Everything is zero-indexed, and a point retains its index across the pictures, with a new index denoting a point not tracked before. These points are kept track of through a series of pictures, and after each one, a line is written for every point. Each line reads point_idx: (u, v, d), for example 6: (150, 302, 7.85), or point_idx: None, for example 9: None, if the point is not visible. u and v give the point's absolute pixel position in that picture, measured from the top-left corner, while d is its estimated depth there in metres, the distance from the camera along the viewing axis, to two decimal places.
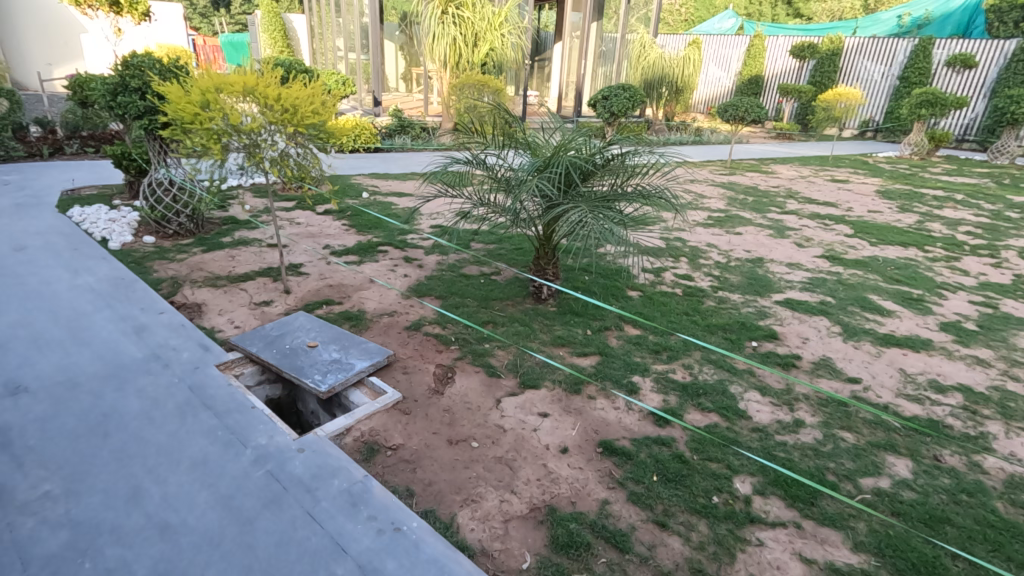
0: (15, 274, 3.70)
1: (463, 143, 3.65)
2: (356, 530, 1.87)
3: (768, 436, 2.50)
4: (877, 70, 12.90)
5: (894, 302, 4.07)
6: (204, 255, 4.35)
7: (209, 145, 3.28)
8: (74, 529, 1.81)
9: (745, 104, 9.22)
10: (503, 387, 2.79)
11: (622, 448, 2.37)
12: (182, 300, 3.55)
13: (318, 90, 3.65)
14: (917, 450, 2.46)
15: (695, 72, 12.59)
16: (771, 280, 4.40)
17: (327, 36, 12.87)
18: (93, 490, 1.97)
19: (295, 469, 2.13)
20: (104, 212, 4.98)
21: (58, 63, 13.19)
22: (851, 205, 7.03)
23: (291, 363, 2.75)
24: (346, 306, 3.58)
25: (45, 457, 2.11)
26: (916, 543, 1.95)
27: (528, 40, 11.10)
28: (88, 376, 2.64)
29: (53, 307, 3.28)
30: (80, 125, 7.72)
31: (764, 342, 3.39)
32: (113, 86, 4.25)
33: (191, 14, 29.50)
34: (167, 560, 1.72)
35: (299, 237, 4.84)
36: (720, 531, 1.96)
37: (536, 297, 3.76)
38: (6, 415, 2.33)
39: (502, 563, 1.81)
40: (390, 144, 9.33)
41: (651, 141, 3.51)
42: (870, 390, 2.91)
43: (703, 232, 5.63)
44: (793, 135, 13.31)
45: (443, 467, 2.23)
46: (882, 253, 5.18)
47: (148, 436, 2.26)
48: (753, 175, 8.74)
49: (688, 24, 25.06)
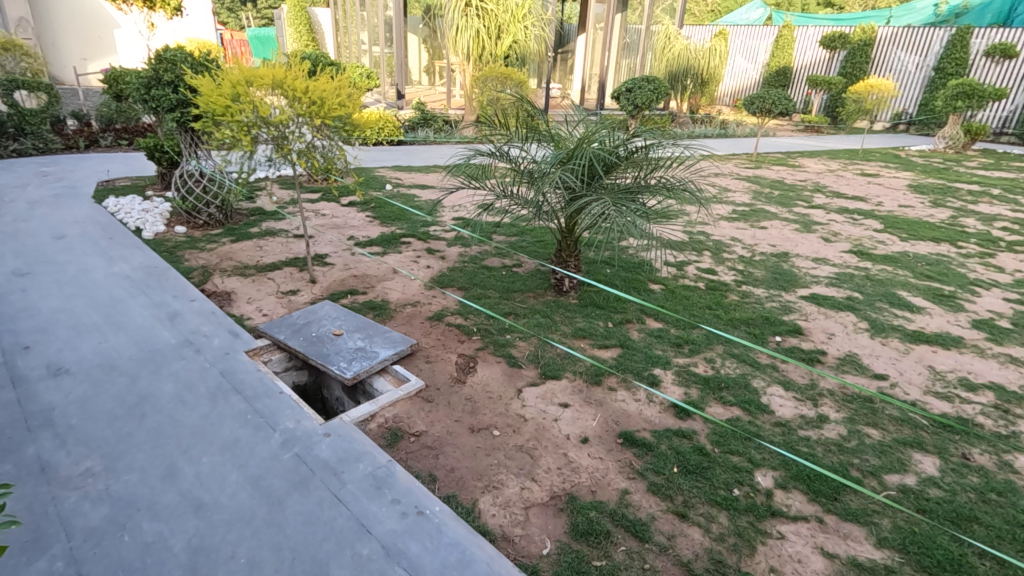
0: (55, 262, 3.84)
1: (486, 136, 3.65)
2: (381, 512, 1.92)
3: (791, 430, 2.48)
4: (911, 61, 12.54)
5: (924, 299, 3.97)
6: (233, 245, 4.45)
7: (240, 137, 3.37)
8: (113, 505, 1.89)
9: (773, 96, 9.02)
10: (524, 377, 2.81)
11: (642, 439, 2.38)
12: (212, 288, 3.65)
13: (345, 82, 3.68)
14: (944, 448, 2.42)
15: (721, 63, 12.40)
16: (796, 275, 4.34)
17: (352, 29, 12.94)
18: (131, 468, 2.06)
19: (322, 453, 2.19)
20: (137, 203, 5.12)
21: (91, 58, 13.57)
22: (881, 199, 6.87)
23: (317, 350, 2.82)
24: (370, 297, 3.64)
25: (86, 436, 2.20)
26: (941, 541, 1.92)
27: (552, 32, 11.00)
28: (124, 360, 2.74)
29: (91, 294, 3.40)
30: (114, 118, 7.91)
31: (789, 337, 3.35)
32: (147, 80, 4.35)
33: (219, 9, 29.92)
34: (201, 537, 1.79)
35: (324, 228, 4.91)
36: (740, 523, 1.96)
37: (557, 289, 3.78)
38: (49, 395, 2.43)
39: (522, 548, 1.84)
40: (414, 136, 9.36)
41: (675, 132, 3.46)
42: (897, 387, 2.87)
43: (727, 226, 5.57)
44: (821, 127, 13.04)
45: (465, 454, 2.27)
46: (911, 250, 5.05)
47: (181, 417, 2.34)
48: (780, 169, 8.57)
49: (715, 14, 24.48)
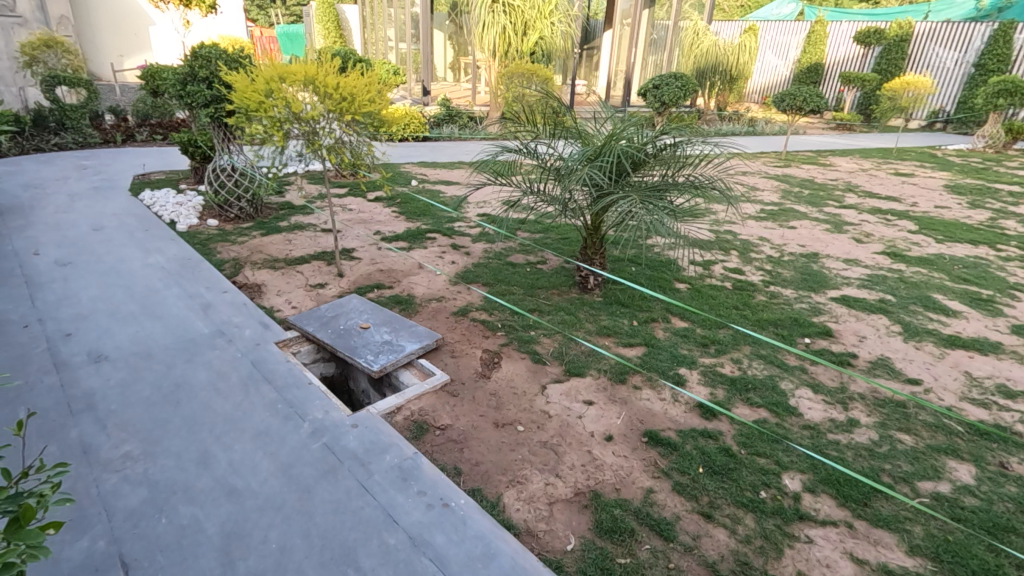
0: (95, 252, 3.98)
1: (512, 132, 3.65)
2: (407, 503, 1.95)
3: (820, 434, 2.44)
4: (950, 57, 12.15)
5: (960, 302, 3.86)
6: (263, 238, 4.55)
7: (272, 133, 3.43)
8: (151, 488, 1.96)
9: (804, 94, 8.82)
10: (548, 374, 2.82)
11: (667, 439, 2.37)
12: (243, 280, 3.74)
13: (374, 79, 3.72)
14: (981, 455, 2.35)
15: (751, 59, 12.13)
16: (826, 276, 4.25)
17: (378, 25, 13.05)
18: (167, 453, 2.12)
19: (349, 443, 2.23)
20: (172, 196, 5.25)
21: (127, 54, 13.91)
22: (916, 200, 6.69)
23: (345, 343, 2.86)
24: (396, 291, 3.68)
25: (125, 421, 2.28)
26: (977, 550, 1.87)
27: (578, 28, 10.92)
28: (160, 348, 2.83)
29: (128, 284, 3.51)
30: (150, 113, 8.13)
31: (818, 339, 3.29)
32: (183, 76, 4.46)
33: (249, 6, 30.32)
34: (235, 521, 1.85)
35: (351, 223, 4.98)
36: (768, 525, 1.94)
37: (582, 287, 3.77)
38: (89, 380, 2.52)
39: (547, 543, 1.85)
40: (439, 133, 9.44)
41: (705, 130, 3.42)
42: (931, 392, 2.79)
43: (755, 225, 5.49)
44: (853, 126, 12.74)
45: (489, 449, 2.28)
46: (948, 251, 4.90)
47: (214, 405, 2.41)
48: (810, 168, 8.37)
49: (745, 10, 24.01)
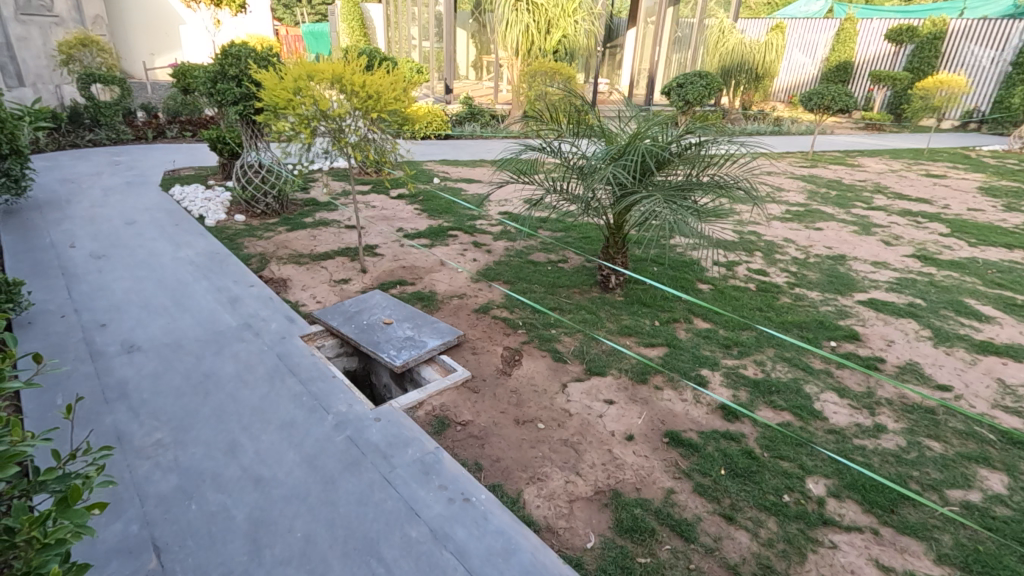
0: (128, 245, 4.09)
1: (535, 131, 3.65)
2: (428, 496, 1.98)
3: (846, 438, 2.41)
4: (987, 55, 11.81)
5: (994, 308, 3.76)
6: (288, 234, 4.62)
7: (300, 129, 3.48)
8: (181, 475, 2.02)
9: (832, 92, 8.64)
10: (569, 372, 2.83)
11: (689, 440, 2.35)
12: (269, 275, 3.81)
13: (400, 77, 3.75)
14: (1014, 465, 2.29)
15: (778, 57, 11.87)
16: (854, 279, 4.17)
17: (402, 24, 13.15)
18: (197, 442, 2.18)
19: (372, 436, 2.26)
20: (200, 192, 5.37)
21: (158, 53, 14.29)
22: (948, 202, 6.52)
23: (368, 337, 2.90)
24: (418, 287, 3.72)
25: (156, 410, 2.35)
26: (1009, 561, 1.82)
27: (601, 26, 10.86)
28: (190, 340, 2.90)
29: (160, 277, 3.60)
30: (179, 110, 8.31)
31: (844, 342, 3.23)
32: (213, 74, 4.55)
33: (276, 6, 30.84)
34: (261, 509, 1.89)
35: (374, 220, 5.04)
36: (790, 530, 1.92)
37: (603, 286, 3.76)
38: (123, 370, 2.60)
39: (566, 540, 1.86)
40: (461, 130, 9.49)
41: (731, 130, 3.39)
42: (962, 399, 2.73)
43: (780, 226, 5.41)
44: (883, 125, 12.45)
45: (510, 445, 2.30)
46: (981, 255, 4.77)
47: (242, 397, 2.46)
48: (837, 169, 8.22)
49: (770, 7, 23.67)
